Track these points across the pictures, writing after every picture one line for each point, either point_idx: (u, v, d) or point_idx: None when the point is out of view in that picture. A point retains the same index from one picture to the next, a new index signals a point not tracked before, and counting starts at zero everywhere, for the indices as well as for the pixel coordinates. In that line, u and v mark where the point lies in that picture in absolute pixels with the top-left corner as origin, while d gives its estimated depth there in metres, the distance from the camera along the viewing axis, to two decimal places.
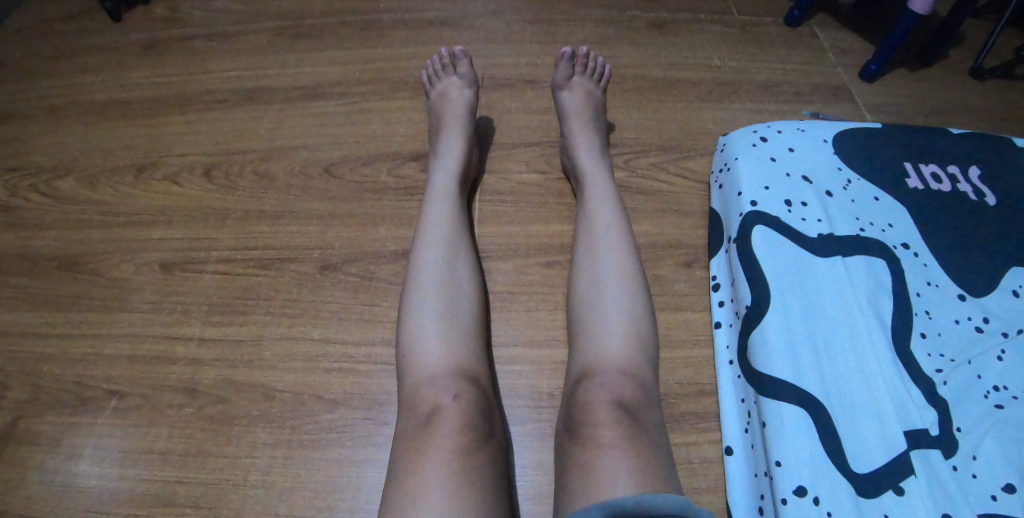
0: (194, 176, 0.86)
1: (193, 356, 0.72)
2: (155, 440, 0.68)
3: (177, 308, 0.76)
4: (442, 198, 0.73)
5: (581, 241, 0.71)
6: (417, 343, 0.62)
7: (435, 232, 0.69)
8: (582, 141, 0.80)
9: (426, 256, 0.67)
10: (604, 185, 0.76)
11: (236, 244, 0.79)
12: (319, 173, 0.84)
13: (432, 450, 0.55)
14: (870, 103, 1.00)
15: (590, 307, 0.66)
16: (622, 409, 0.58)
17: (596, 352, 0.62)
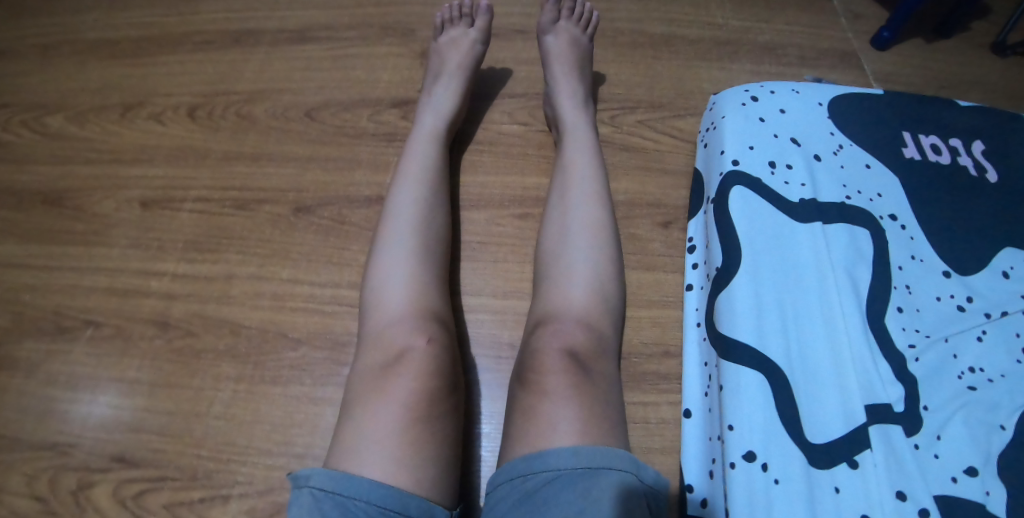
0: (179, 116, 0.86)
1: (166, 291, 0.73)
2: (126, 370, 0.69)
3: (154, 245, 0.76)
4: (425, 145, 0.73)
5: (555, 191, 0.70)
6: (385, 287, 0.61)
7: (418, 177, 0.69)
8: (565, 89, 0.78)
9: (407, 198, 0.67)
10: (585, 134, 0.74)
11: (215, 184, 0.80)
12: (301, 116, 0.84)
13: (391, 393, 0.54)
14: (879, 72, 0.94)
15: (556, 258, 0.65)
16: (575, 358, 0.57)
17: (557, 303, 0.62)
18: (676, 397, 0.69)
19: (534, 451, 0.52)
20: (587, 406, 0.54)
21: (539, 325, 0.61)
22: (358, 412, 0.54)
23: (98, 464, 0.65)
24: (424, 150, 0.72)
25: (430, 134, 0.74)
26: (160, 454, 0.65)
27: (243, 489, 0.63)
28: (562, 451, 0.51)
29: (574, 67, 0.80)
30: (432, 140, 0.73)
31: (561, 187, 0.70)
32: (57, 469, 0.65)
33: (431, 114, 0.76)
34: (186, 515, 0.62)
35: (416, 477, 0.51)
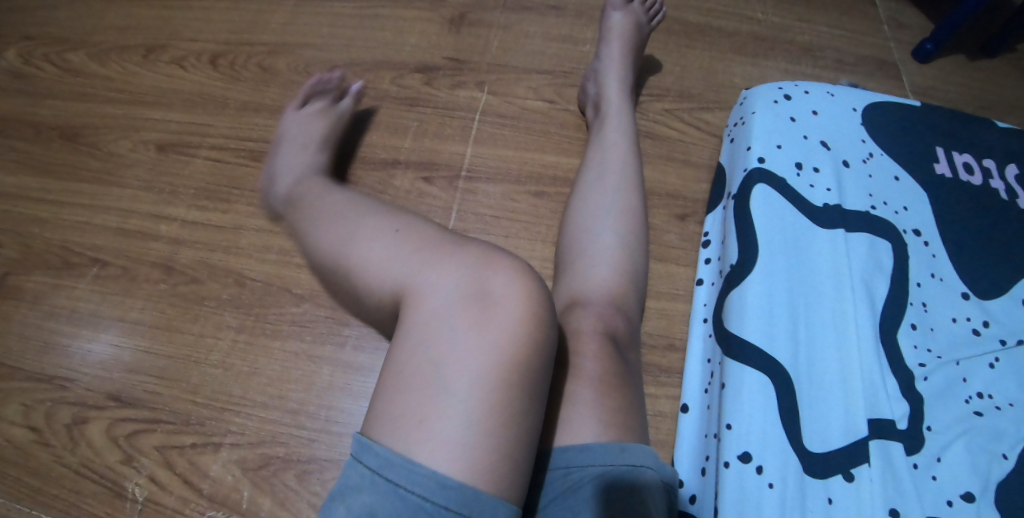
0: (200, 63, 0.85)
1: (174, 236, 0.73)
2: (128, 311, 0.69)
3: (166, 189, 0.76)
4: (310, 198, 0.61)
5: (591, 176, 0.69)
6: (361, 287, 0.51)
7: (311, 220, 0.58)
8: (615, 72, 0.77)
9: (314, 229, 0.56)
10: (626, 118, 0.73)
11: (232, 134, 0.79)
12: (323, 73, 0.83)
13: (453, 339, 0.45)
14: (918, 84, 0.92)
15: (588, 244, 0.64)
16: (608, 343, 0.57)
17: (586, 286, 0.61)
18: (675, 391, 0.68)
19: (569, 440, 0.52)
20: (613, 393, 0.54)
21: (568, 306, 0.60)
22: (404, 382, 0.44)
23: (94, 401, 0.65)
24: (313, 198, 0.61)
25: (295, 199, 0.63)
26: (155, 396, 0.65)
27: (235, 439, 0.63)
28: (596, 442, 0.51)
29: (629, 49, 0.78)
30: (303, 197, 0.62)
31: (598, 172, 0.69)
32: (53, 402, 0.65)
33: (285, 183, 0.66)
34: (176, 459, 0.62)
35: (505, 425, 0.43)
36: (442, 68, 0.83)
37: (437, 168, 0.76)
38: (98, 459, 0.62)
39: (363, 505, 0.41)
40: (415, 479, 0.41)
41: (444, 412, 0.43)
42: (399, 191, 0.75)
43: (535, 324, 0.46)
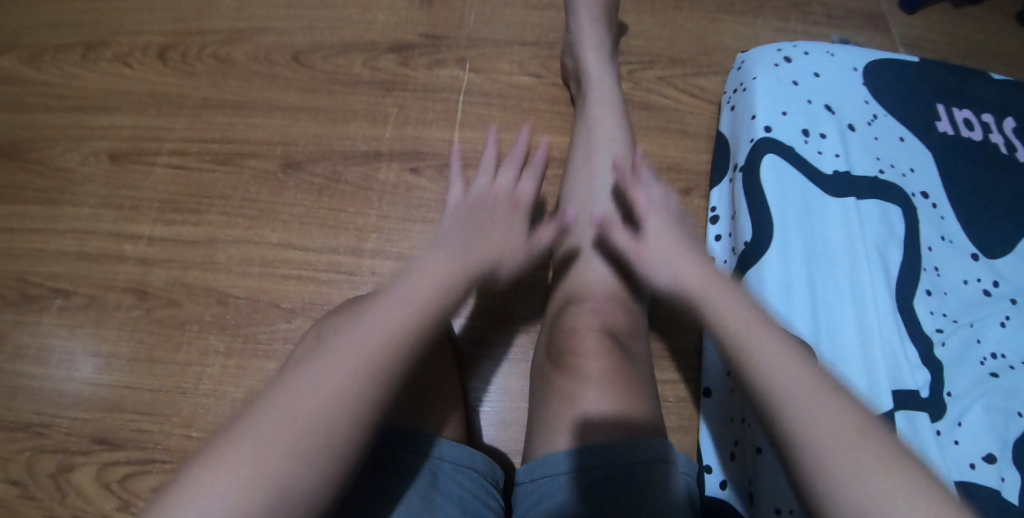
0: (148, 59, 0.77)
1: (143, 256, 0.66)
2: (103, 343, 0.63)
3: (126, 205, 0.69)
4: (266, 410, 0.38)
5: (578, 153, 0.64)
6: (377, 356, 0.40)
7: (280, 475, 0.35)
8: (591, 38, 0.71)
9: (289, 442, 0.36)
10: (609, 88, 0.68)
11: (193, 137, 0.72)
12: (287, 60, 0.76)
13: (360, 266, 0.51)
14: (906, 37, 0.88)
15: (581, 227, 0.60)
16: (612, 339, 0.53)
17: (586, 279, 0.57)
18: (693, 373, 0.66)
19: (587, 445, 0.49)
20: (630, 394, 0.51)
21: (567, 301, 0.57)
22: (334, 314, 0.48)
23: (78, 445, 0.60)
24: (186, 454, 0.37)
25: (250, 457, 0.36)
26: (146, 434, 0.60)
27: None
28: (568, 452, 0.49)
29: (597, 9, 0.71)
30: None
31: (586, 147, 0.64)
32: (34, 451, 0.60)
33: (180, 485, 0.35)
34: None
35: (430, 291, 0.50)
36: (419, 46, 0.76)
37: (424, 158, 0.71)
38: (91, 508, 0.58)
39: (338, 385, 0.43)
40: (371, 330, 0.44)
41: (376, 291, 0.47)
42: (386, 186, 0.69)
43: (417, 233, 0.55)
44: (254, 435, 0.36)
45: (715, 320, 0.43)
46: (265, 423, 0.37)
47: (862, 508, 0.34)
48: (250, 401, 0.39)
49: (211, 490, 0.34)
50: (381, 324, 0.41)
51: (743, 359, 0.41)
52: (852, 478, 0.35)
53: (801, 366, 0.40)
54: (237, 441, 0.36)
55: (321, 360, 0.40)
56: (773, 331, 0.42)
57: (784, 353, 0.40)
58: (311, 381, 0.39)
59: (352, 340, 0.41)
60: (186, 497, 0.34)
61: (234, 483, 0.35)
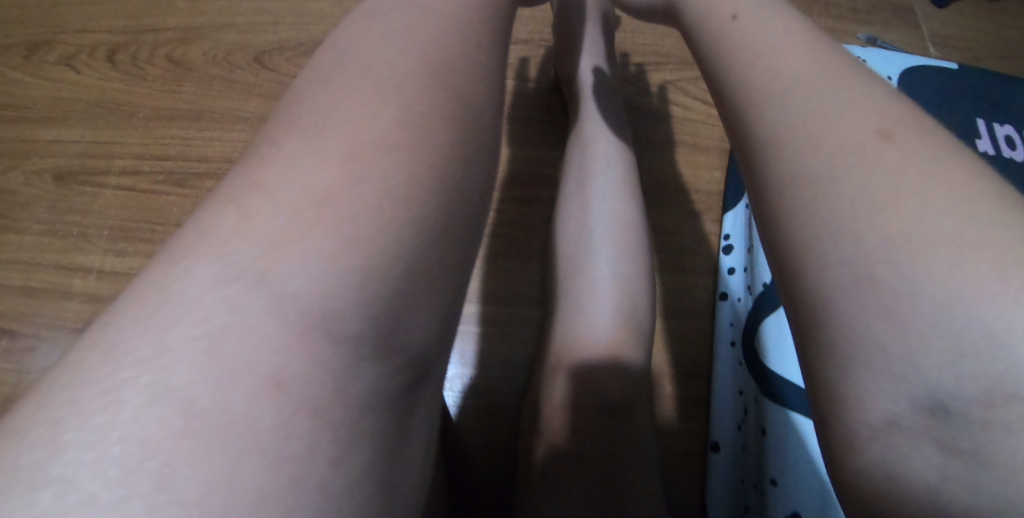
0: (96, 60, 0.69)
1: (91, 292, 0.60)
2: (46, 391, 0.57)
3: (73, 232, 0.62)
4: (287, 174, 0.28)
5: (571, 178, 0.57)
6: (417, 103, 0.32)
7: (355, 239, 0.27)
8: (588, 54, 0.65)
9: (359, 213, 0.28)
10: (609, 108, 0.62)
11: (145, 154, 0.65)
12: (247, 61, 0.68)
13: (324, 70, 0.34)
14: (936, 34, 0.78)
15: (573, 270, 0.52)
16: (606, 411, 0.48)
17: (578, 334, 0.50)
18: (702, 425, 0.58)
19: None
20: (621, 473, 0.47)
21: (557, 360, 0.51)
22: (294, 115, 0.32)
23: None
24: (144, 274, 0.27)
25: (292, 205, 0.28)
26: None
27: None
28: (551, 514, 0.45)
29: (593, 24, 0.67)
30: (28, 419, 0.23)
31: (581, 172, 0.57)
32: None
33: (157, 299, 0.26)
34: None
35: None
36: None
37: None
38: None
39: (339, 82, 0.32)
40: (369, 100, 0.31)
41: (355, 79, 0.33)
42: None
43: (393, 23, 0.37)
44: (274, 213, 0.27)
45: (756, 93, 0.34)
46: (302, 195, 0.28)
47: (925, 346, 0.25)
48: (236, 191, 0.29)
49: (239, 289, 0.26)
50: (393, 82, 0.32)
51: (767, 158, 0.32)
52: (912, 276, 0.25)
53: (867, 120, 0.30)
54: (256, 216, 0.28)
55: (341, 107, 0.31)
56: (851, 85, 0.32)
57: (836, 111, 0.31)
58: (338, 153, 0.29)
59: (368, 104, 0.31)
60: (166, 315, 0.25)
61: (290, 268, 0.27)
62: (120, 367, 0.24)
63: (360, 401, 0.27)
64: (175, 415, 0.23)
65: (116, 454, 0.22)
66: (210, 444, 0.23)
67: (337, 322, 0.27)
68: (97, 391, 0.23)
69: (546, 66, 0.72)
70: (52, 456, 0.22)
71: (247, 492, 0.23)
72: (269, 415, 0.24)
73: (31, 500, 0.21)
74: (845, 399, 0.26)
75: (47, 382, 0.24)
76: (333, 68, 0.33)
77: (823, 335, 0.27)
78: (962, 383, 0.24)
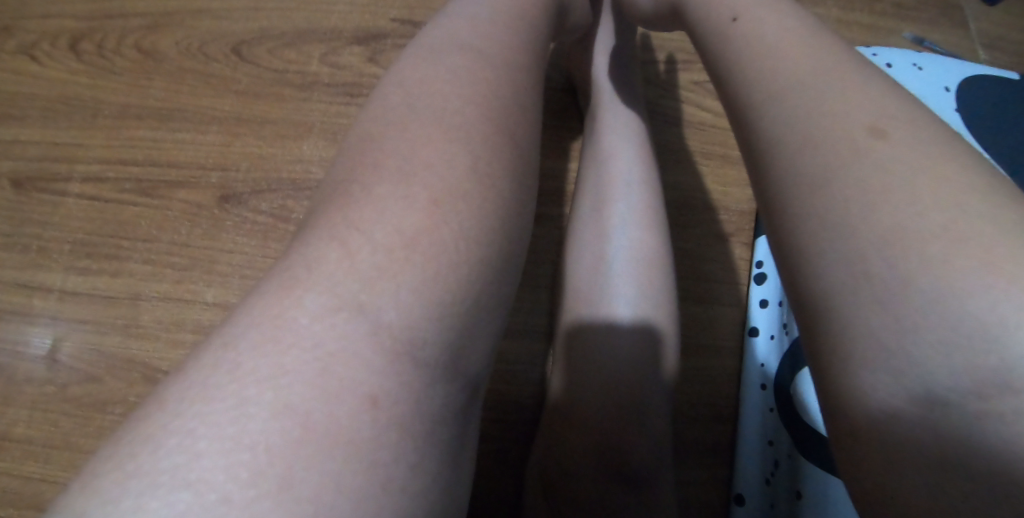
0: (58, 50, 0.61)
1: (53, 315, 0.54)
2: (9, 426, 0.51)
3: (32, 247, 0.56)
4: (375, 212, 0.28)
5: (587, 199, 0.50)
6: (484, 145, 0.32)
7: (440, 277, 0.28)
8: (603, 54, 0.58)
9: (441, 250, 0.28)
10: (628, 115, 0.54)
11: (110, 158, 0.58)
12: (226, 53, 0.61)
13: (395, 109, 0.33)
14: (983, 35, 0.72)
15: (587, 310, 0.46)
16: (622, 475, 0.43)
17: (592, 385, 0.45)
18: (724, 473, 0.53)
19: None
20: None
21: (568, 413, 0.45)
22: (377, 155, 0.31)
23: None
24: (252, 301, 0.27)
25: (384, 243, 0.28)
26: None
27: None
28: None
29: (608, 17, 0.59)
30: (162, 425, 0.23)
31: (598, 193, 0.50)
32: None
33: (271, 326, 0.26)
34: None
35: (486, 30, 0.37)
36: (392, 35, 0.63)
37: None
38: None
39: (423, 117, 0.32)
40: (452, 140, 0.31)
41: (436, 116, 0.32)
42: None
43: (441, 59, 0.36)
44: (369, 249, 0.28)
45: (769, 98, 0.32)
46: (392, 236, 0.28)
47: (924, 348, 0.24)
48: (328, 226, 0.29)
49: (344, 319, 0.26)
50: (462, 124, 0.32)
51: (780, 161, 0.30)
52: (916, 279, 0.24)
53: (867, 122, 0.28)
54: (354, 252, 0.28)
55: (417, 146, 0.31)
56: (862, 88, 0.30)
57: (844, 114, 0.29)
58: (421, 195, 0.29)
59: (441, 145, 0.31)
60: (281, 340, 0.25)
61: (389, 301, 0.27)
62: (243, 385, 0.24)
63: (441, 419, 0.27)
64: (294, 428, 0.23)
65: (246, 461, 0.22)
66: (324, 454, 0.23)
67: (427, 350, 0.27)
68: (225, 407, 0.23)
69: (558, 62, 0.65)
70: (191, 465, 0.21)
71: (356, 494, 0.23)
72: (370, 429, 0.24)
73: (172, 502, 0.21)
74: (873, 439, 0.25)
75: (174, 394, 0.24)
76: (396, 108, 0.33)
77: (836, 341, 0.26)
78: (958, 378, 0.23)
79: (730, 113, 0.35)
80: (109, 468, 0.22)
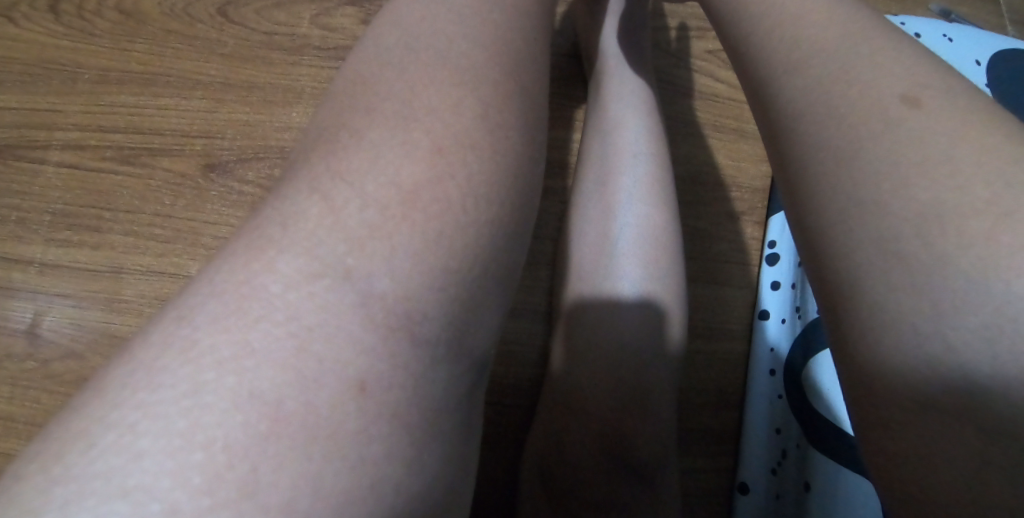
0: (36, 10, 0.58)
1: (34, 289, 0.52)
2: None
3: (11, 217, 0.53)
4: (367, 163, 0.25)
5: (591, 172, 0.47)
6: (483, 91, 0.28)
7: (442, 238, 0.24)
8: (613, 19, 0.55)
9: (445, 209, 0.25)
10: (637, 82, 0.51)
11: (91, 125, 0.55)
12: (211, 13, 0.58)
13: (378, 54, 0.29)
14: (1015, 9, 0.68)
15: (590, 288, 0.44)
16: (625, 462, 0.41)
17: (595, 368, 0.42)
18: (728, 462, 0.50)
19: None
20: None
21: (568, 398, 0.43)
22: (358, 101, 0.27)
23: None
24: (217, 264, 0.24)
25: (377, 199, 0.24)
26: None
27: None
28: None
29: None
30: (98, 419, 0.19)
31: (603, 165, 0.47)
32: None
33: (237, 295, 0.22)
34: None
35: None
36: None
37: None
38: None
39: (409, 61, 0.28)
40: (443, 84, 0.27)
41: (425, 59, 0.28)
42: None
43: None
44: (359, 205, 0.24)
45: (787, 63, 0.29)
46: (387, 190, 0.24)
47: (966, 336, 0.21)
48: (311, 177, 0.25)
49: (326, 287, 0.23)
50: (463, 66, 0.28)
51: (801, 131, 0.27)
52: (956, 258, 0.21)
53: (897, 88, 0.25)
54: (340, 207, 0.24)
55: (416, 88, 0.27)
56: (892, 51, 0.27)
57: (872, 80, 0.26)
58: (422, 143, 0.26)
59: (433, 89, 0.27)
60: (248, 312, 0.22)
61: (380, 266, 0.23)
62: (200, 368, 0.20)
63: (441, 409, 0.24)
64: (262, 419, 0.20)
65: (198, 461, 0.18)
66: (298, 450, 0.20)
67: (425, 325, 0.24)
68: (178, 393, 0.19)
69: (564, 27, 0.61)
70: (131, 466, 0.18)
71: (337, 494, 0.20)
72: (353, 421, 0.21)
73: (104, 514, 0.17)
74: (888, 433, 0.23)
75: (112, 379, 0.20)
76: (385, 50, 0.29)
77: (850, 332, 0.23)
78: (1000, 371, 0.20)
79: (742, 79, 0.32)
80: (35, 467, 0.18)
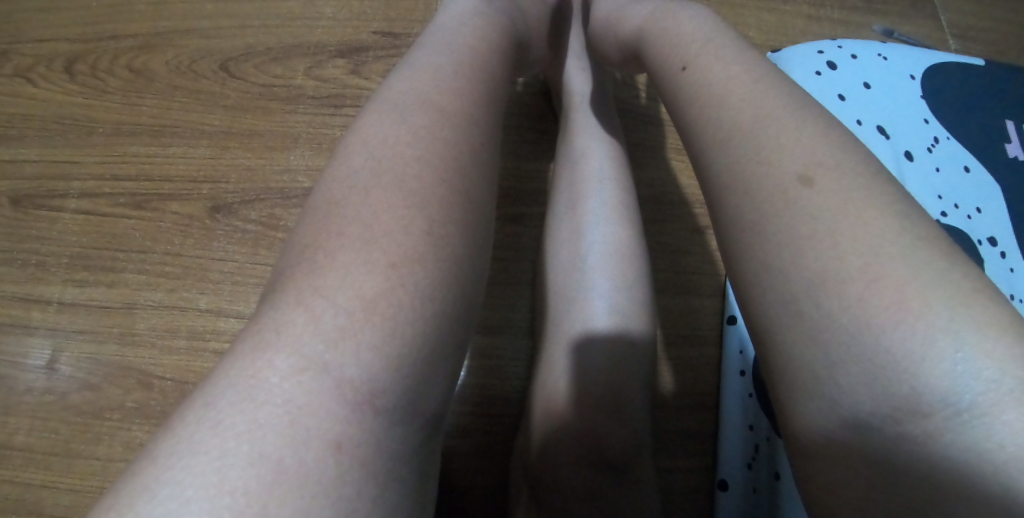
0: (52, 72, 0.63)
1: (52, 327, 0.56)
2: (9, 435, 0.52)
3: (30, 260, 0.57)
4: (347, 263, 0.28)
5: (562, 196, 0.52)
6: (450, 140, 0.33)
7: (421, 295, 0.28)
8: (578, 59, 0.60)
9: (407, 297, 0.28)
10: (601, 117, 0.57)
11: (104, 174, 0.60)
12: (213, 70, 0.64)
13: (367, 129, 0.34)
14: (956, 26, 0.74)
15: (564, 300, 0.48)
16: (603, 457, 0.45)
17: (569, 373, 0.46)
18: (706, 461, 0.54)
19: None
20: None
21: (547, 403, 0.47)
22: (350, 171, 0.31)
23: None
24: (231, 360, 0.27)
25: (361, 285, 0.28)
26: None
27: None
28: None
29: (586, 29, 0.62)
30: (149, 478, 0.23)
31: (572, 190, 0.52)
32: None
33: (245, 385, 0.25)
34: None
35: (451, 57, 0.38)
36: (373, 47, 0.65)
37: None
38: None
39: (392, 129, 0.33)
40: (420, 149, 0.32)
41: (405, 128, 0.33)
42: None
43: (407, 80, 0.36)
44: (333, 312, 0.27)
45: (716, 130, 0.33)
46: (374, 261, 0.28)
47: (852, 382, 0.25)
48: (295, 289, 0.28)
49: (311, 377, 0.26)
50: (436, 127, 0.33)
51: (724, 184, 0.31)
52: (844, 260, 0.26)
53: (793, 132, 0.30)
54: (333, 251, 0.29)
55: (378, 212, 0.30)
56: (800, 123, 0.31)
57: (778, 129, 0.31)
58: (380, 258, 0.28)
59: (409, 139, 0.32)
60: (255, 399, 0.25)
61: (350, 358, 0.26)
62: (224, 439, 0.24)
63: (401, 454, 0.27)
64: (269, 472, 0.23)
65: (227, 504, 0.22)
66: (301, 494, 0.23)
67: (386, 398, 0.27)
68: (210, 458, 0.23)
69: None
70: (181, 509, 0.22)
71: (335, 489, 0.24)
72: (333, 471, 0.24)
73: None
74: (799, 412, 0.27)
75: (162, 448, 0.24)
76: (374, 114, 0.34)
77: (770, 333, 0.28)
78: (879, 404, 0.24)
79: (682, 132, 0.36)
80: (106, 502, 0.23)
